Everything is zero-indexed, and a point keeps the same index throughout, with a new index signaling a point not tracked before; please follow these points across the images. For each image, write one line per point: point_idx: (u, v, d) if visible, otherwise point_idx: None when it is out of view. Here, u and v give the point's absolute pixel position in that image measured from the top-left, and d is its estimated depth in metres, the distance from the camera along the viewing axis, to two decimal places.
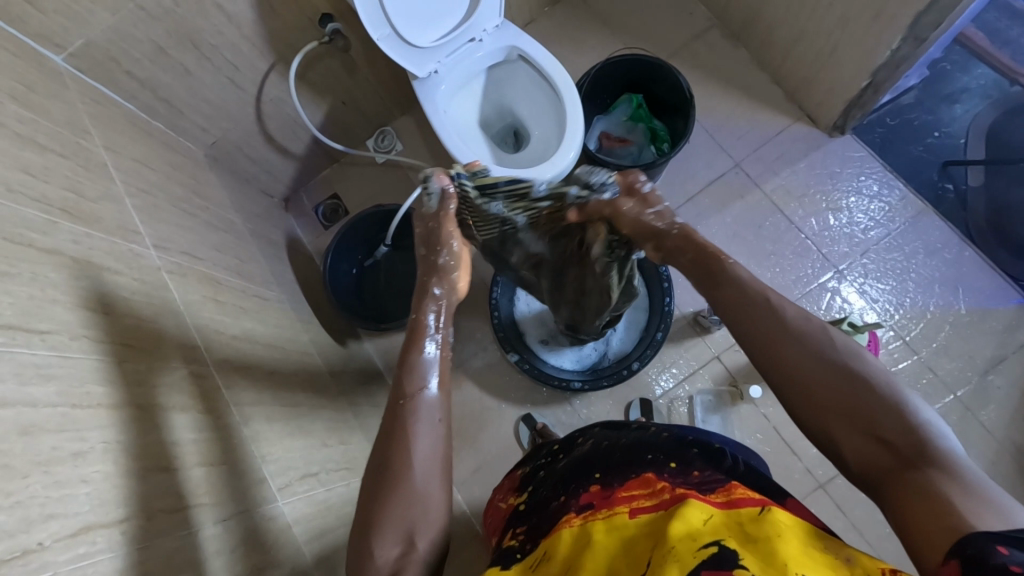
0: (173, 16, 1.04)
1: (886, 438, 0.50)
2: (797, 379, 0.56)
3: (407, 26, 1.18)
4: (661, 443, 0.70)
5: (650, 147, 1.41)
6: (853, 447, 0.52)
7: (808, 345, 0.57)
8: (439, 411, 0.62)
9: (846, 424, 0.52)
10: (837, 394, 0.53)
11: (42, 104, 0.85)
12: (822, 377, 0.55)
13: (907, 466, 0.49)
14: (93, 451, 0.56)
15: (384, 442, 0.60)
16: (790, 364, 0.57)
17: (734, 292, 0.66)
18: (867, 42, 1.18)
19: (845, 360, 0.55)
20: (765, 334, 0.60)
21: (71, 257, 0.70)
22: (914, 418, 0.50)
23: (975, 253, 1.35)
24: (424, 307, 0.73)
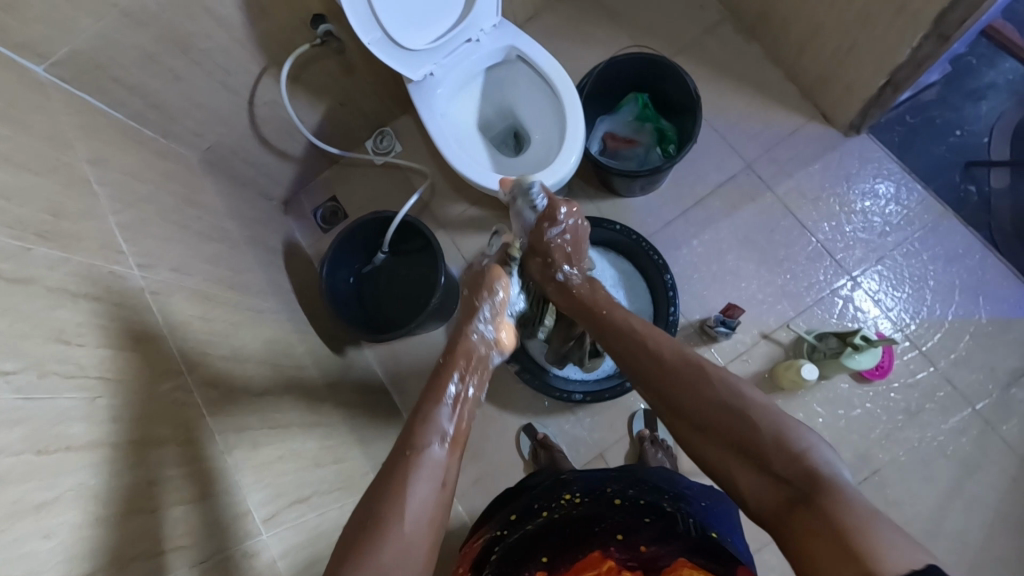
0: (160, 21, 1.01)
1: (777, 474, 0.56)
2: (686, 413, 0.66)
3: (401, 28, 1.14)
4: (613, 514, 0.71)
5: (657, 148, 1.35)
6: (751, 485, 0.58)
7: (701, 382, 0.67)
8: (441, 472, 0.64)
9: (742, 460, 0.60)
10: (728, 425, 0.62)
11: (21, 119, 0.82)
12: (707, 408, 0.65)
13: (808, 504, 0.52)
14: (59, 501, 0.55)
15: (382, 491, 0.60)
16: (690, 396, 0.67)
17: (617, 315, 0.84)
18: (889, 39, 1.11)
19: (729, 398, 0.64)
20: (648, 366, 0.74)
21: (45, 285, 0.67)
22: (799, 443, 0.57)
23: (998, 259, 1.29)
24: (453, 358, 0.79)
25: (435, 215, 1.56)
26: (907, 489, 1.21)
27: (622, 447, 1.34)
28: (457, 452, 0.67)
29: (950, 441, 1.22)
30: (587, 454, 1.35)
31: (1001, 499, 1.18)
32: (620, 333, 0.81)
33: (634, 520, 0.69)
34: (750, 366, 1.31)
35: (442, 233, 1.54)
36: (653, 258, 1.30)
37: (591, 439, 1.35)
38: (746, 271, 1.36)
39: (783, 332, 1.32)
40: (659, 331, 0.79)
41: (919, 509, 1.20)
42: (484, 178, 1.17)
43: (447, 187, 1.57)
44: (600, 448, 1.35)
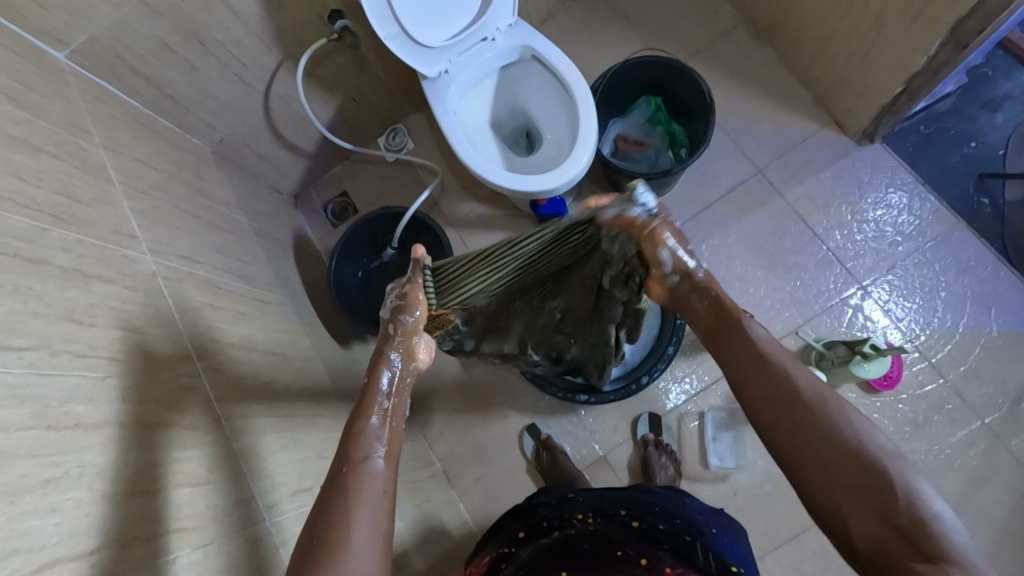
0: (178, 12, 1.02)
1: (901, 526, 0.51)
2: (810, 455, 0.57)
3: (416, 25, 1.14)
4: (629, 538, 0.75)
5: (668, 151, 1.35)
6: (864, 528, 0.53)
7: (819, 421, 0.57)
8: (384, 486, 0.62)
9: (858, 503, 0.53)
10: (856, 476, 0.54)
11: (38, 103, 0.83)
12: (837, 454, 0.55)
13: (920, 557, 0.50)
14: (66, 477, 0.55)
15: (323, 519, 0.58)
16: (802, 424, 0.58)
17: (735, 352, 0.67)
18: (904, 47, 1.10)
19: (860, 438, 0.55)
20: (761, 388, 0.62)
21: (60, 266, 0.68)
22: (927, 508, 0.51)
23: (1011, 273, 1.28)
24: (378, 370, 0.72)
25: (444, 213, 1.56)
26: None
27: (625, 451, 1.33)
28: (396, 458, 0.66)
29: (959, 453, 1.21)
30: (589, 456, 1.34)
31: (1009, 514, 1.17)
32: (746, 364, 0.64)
33: (654, 547, 0.74)
34: None
35: (450, 231, 1.55)
36: None
37: (594, 442, 1.35)
38: (754, 276, 1.36)
39: (790, 339, 1.31)
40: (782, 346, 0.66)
41: None
42: (495, 176, 1.17)
43: (457, 185, 1.57)
44: (603, 451, 1.34)
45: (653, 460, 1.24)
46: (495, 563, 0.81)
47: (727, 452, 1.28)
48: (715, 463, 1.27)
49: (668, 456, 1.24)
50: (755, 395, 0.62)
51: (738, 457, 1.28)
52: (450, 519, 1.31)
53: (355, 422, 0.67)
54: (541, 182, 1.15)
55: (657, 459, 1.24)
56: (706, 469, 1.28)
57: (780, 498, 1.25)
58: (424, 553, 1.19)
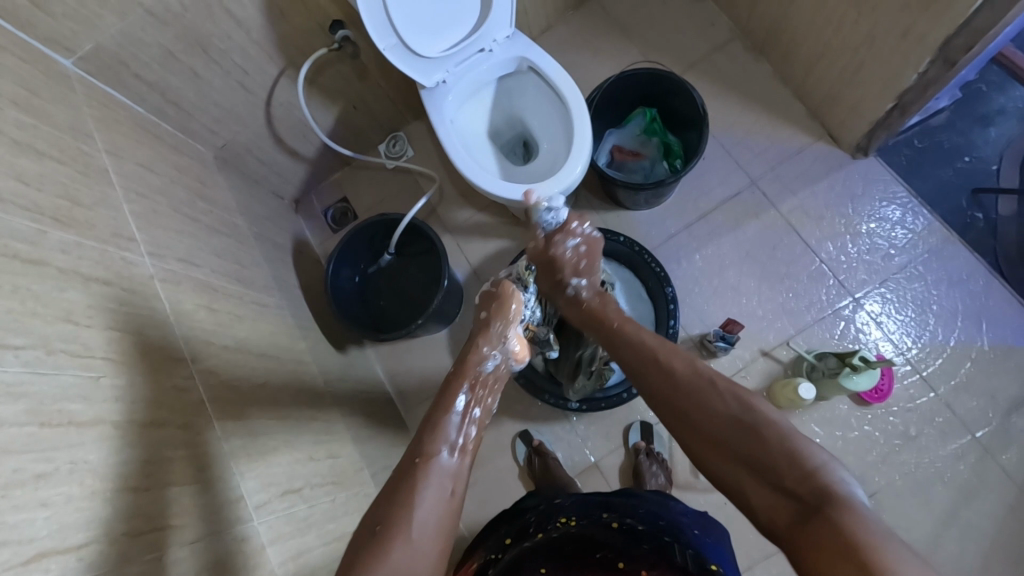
0: (182, 21, 1.04)
1: (786, 488, 0.57)
2: (706, 435, 0.65)
3: (415, 36, 1.16)
4: (609, 538, 0.74)
5: (664, 162, 1.37)
6: (763, 499, 0.59)
7: (706, 405, 0.67)
8: (451, 480, 0.67)
9: (754, 478, 0.60)
10: (750, 451, 0.61)
11: (43, 109, 0.85)
12: (730, 434, 0.63)
13: (816, 511, 0.53)
14: (57, 473, 0.57)
15: (397, 490, 0.64)
16: (698, 416, 0.67)
17: (635, 337, 0.83)
18: (894, 63, 1.12)
19: (735, 411, 0.64)
20: (662, 387, 0.73)
21: (59, 268, 0.70)
22: (812, 461, 0.57)
23: (1003, 287, 1.28)
24: (466, 371, 0.82)
25: (442, 219, 1.58)
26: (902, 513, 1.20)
27: (617, 458, 1.34)
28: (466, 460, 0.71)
29: (949, 466, 1.21)
30: (580, 464, 1.35)
31: (999, 529, 1.17)
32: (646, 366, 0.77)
33: (633, 545, 0.72)
34: (749, 383, 1.32)
35: (447, 237, 1.56)
36: (658, 274, 1.31)
37: (586, 449, 1.36)
38: (747, 287, 1.37)
39: (782, 349, 1.32)
40: (666, 339, 0.82)
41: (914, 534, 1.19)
42: (490, 185, 1.19)
43: (455, 193, 1.59)
44: (594, 458, 1.35)
45: (644, 468, 1.25)
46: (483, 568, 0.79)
47: None
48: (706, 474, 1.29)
49: (658, 464, 1.24)
50: (660, 397, 0.73)
51: None
52: None
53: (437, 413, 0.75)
54: (536, 190, 1.16)
55: (647, 467, 1.24)
56: (697, 480, 1.29)
57: None
58: None
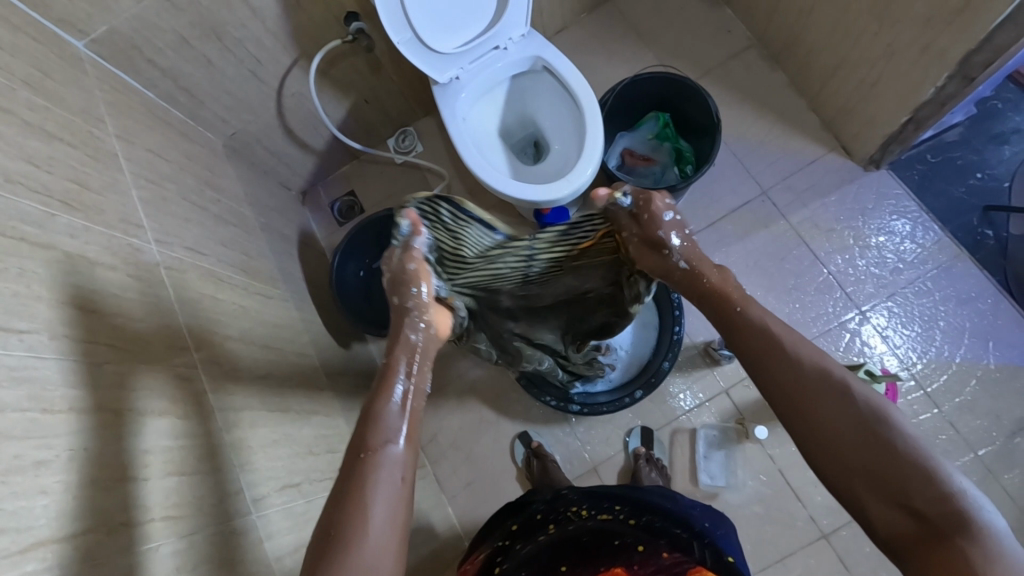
0: (197, 9, 1.04)
1: (919, 511, 0.50)
2: (832, 446, 0.54)
3: (430, 31, 1.15)
4: (625, 529, 0.74)
5: (675, 167, 1.35)
6: (883, 513, 0.52)
7: (832, 400, 0.55)
8: (403, 470, 0.58)
9: (879, 494, 0.52)
10: (874, 462, 0.52)
11: (56, 92, 0.85)
12: (849, 439, 0.53)
13: (936, 535, 0.49)
14: (57, 460, 0.56)
15: (340, 516, 0.54)
16: (816, 414, 0.56)
17: (742, 333, 0.64)
18: (912, 77, 1.11)
19: (872, 417, 0.54)
20: (781, 375, 0.59)
21: (67, 253, 0.69)
22: (949, 487, 0.50)
23: (1011, 306, 1.27)
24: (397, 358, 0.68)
25: None
26: None
27: (617, 462, 1.33)
28: (415, 445, 0.61)
29: None
30: (579, 467, 1.34)
31: None
32: (767, 354, 0.61)
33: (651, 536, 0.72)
34: (752, 393, 1.31)
35: None
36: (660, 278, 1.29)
37: (585, 452, 1.35)
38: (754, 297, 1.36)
39: None
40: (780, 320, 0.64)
41: None
42: (500, 184, 1.18)
43: (463, 190, 1.58)
44: (594, 461, 1.34)
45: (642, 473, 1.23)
46: (490, 559, 0.80)
47: (719, 472, 1.28)
48: (705, 481, 1.27)
49: (656, 471, 1.22)
50: (772, 383, 0.59)
51: (729, 476, 1.27)
52: (437, 520, 1.31)
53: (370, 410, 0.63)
54: (547, 190, 1.16)
55: (645, 473, 1.23)
56: (697, 487, 1.28)
57: (768, 520, 1.24)
58: (410, 554, 1.19)
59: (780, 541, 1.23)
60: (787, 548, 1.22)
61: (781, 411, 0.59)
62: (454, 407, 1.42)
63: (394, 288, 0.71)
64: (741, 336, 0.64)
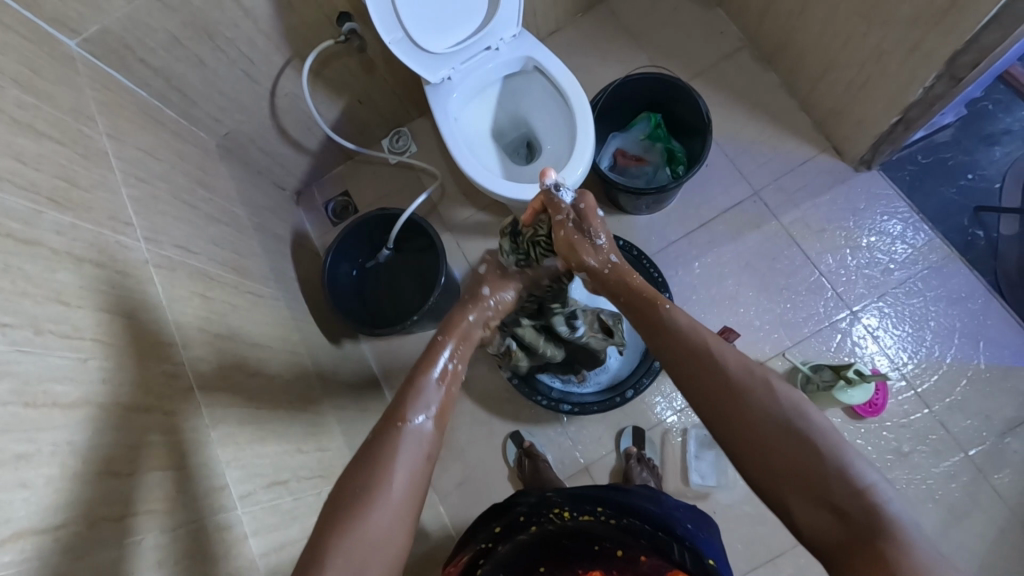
0: (189, 8, 1.04)
1: (842, 510, 0.49)
2: (758, 449, 0.54)
3: (422, 31, 1.16)
4: (606, 531, 0.75)
5: (666, 168, 1.37)
6: (809, 516, 0.51)
7: (755, 401, 0.55)
8: (427, 445, 0.59)
9: (803, 497, 0.51)
10: (797, 461, 0.52)
11: (45, 90, 0.85)
12: (774, 437, 0.53)
13: (857, 537, 0.48)
14: (39, 454, 0.56)
15: (354, 479, 0.56)
16: (740, 417, 0.55)
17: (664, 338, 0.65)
18: (901, 77, 1.11)
19: (789, 418, 0.54)
20: (705, 380, 0.59)
21: (54, 249, 0.70)
22: (864, 482, 0.50)
23: (1002, 306, 1.27)
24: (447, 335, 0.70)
25: (442, 217, 1.57)
26: None
27: (608, 462, 1.33)
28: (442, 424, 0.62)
29: (940, 485, 1.20)
30: (570, 466, 1.34)
31: (988, 550, 1.16)
32: (693, 359, 0.61)
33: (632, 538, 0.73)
34: None
35: (447, 235, 1.56)
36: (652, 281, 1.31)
37: (577, 451, 1.35)
38: (745, 298, 1.36)
39: (777, 360, 1.31)
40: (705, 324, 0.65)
41: None
42: (491, 183, 1.19)
43: (457, 191, 1.58)
44: (585, 461, 1.34)
45: (634, 472, 1.24)
46: (473, 561, 0.79)
47: (709, 471, 1.28)
48: (696, 481, 1.28)
49: (647, 471, 1.22)
50: (698, 393, 0.59)
51: (719, 476, 1.27)
52: (428, 520, 1.31)
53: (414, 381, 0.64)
54: (539, 190, 1.16)
55: (637, 473, 1.23)
56: (687, 486, 1.28)
57: (758, 519, 1.24)
58: None
59: (770, 541, 1.23)
60: (778, 547, 1.22)
61: (708, 419, 0.59)
62: None
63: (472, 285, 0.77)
64: (668, 343, 0.64)
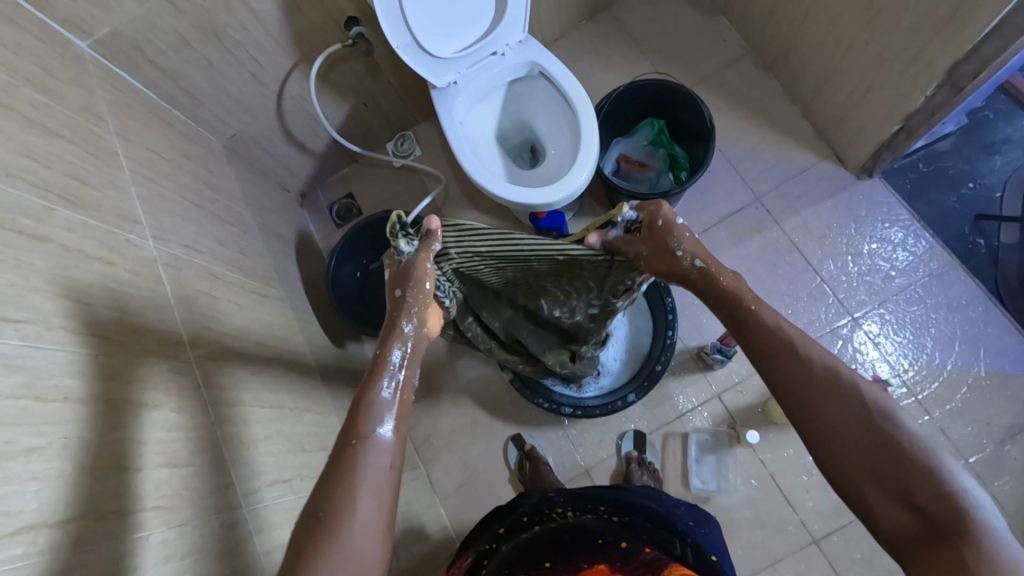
0: (199, 11, 1.05)
1: (921, 508, 0.51)
2: (839, 443, 0.56)
3: (428, 36, 1.17)
4: (607, 526, 0.75)
5: (669, 174, 1.37)
6: (888, 513, 0.53)
7: (841, 399, 0.57)
8: (389, 457, 0.60)
9: (882, 492, 0.53)
10: (879, 457, 0.53)
11: (57, 89, 0.86)
12: (855, 435, 0.55)
13: (937, 537, 0.49)
14: (49, 447, 0.57)
15: (325, 495, 0.56)
16: (821, 412, 0.57)
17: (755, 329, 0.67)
18: (902, 86, 1.13)
19: (876, 417, 0.55)
20: (791, 373, 0.61)
21: (64, 246, 0.70)
22: (949, 485, 0.51)
23: (1002, 314, 1.28)
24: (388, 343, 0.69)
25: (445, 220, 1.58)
26: None
27: (609, 466, 1.33)
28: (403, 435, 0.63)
29: None
30: (571, 469, 1.35)
31: None
32: (780, 353, 0.63)
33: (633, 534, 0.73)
34: (744, 398, 1.31)
35: None
36: (657, 287, 1.31)
37: (577, 454, 1.35)
38: None
39: None
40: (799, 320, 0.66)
41: None
42: (496, 187, 1.20)
43: (460, 194, 1.59)
44: (586, 464, 1.34)
45: (634, 477, 1.24)
46: (477, 560, 0.80)
47: (710, 476, 1.28)
48: (697, 485, 1.28)
49: (647, 475, 1.23)
50: (782, 385, 0.61)
51: (720, 481, 1.27)
52: (428, 521, 1.31)
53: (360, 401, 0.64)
54: (543, 193, 1.17)
55: (637, 477, 1.24)
56: (688, 490, 1.28)
57: (759, 524, 1.24)
58: (402, 555, 1.20)
59: (771, 546, 1.23)
60: (778, 552, 1.22)
61: (790, 410, 0.61)
62: (448, 407, 1.43)
63: (400, 281, 0.72)
64: (756, 337, 0.66)
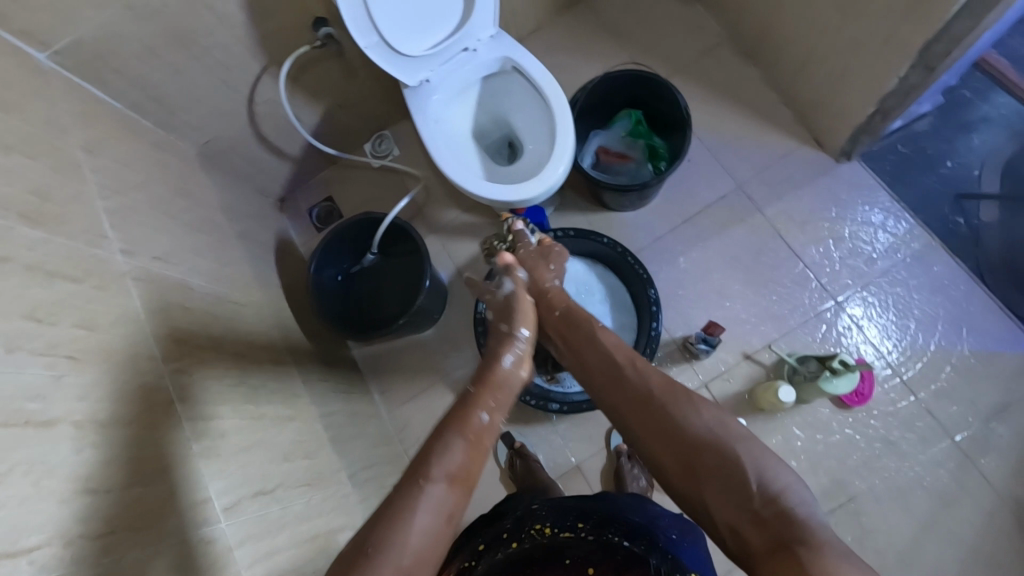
0: (162, 17, 1.03)
1: (756, 509, 0.55)
2: (686, 469, 0.61)
3: (398, 34, 1.16)
4: (582, 547, 0.74)
5: (649, 164, 1.37)
6: (728, 516, 0.57)
7: (674, 410, 0.64)
8: (448, 506, 0.60)
9: (721, 494, 0.58)
10: (714, 467, 0.59)
11: (17, 103, 0.84)
12: (693, 455, 0.61)
13: (771, 532, 0.53)
14: (15, 472, 0.56)
15: (382, 515, 0.58)
16: (663, 441, 0.64)
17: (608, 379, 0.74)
18: (876, 68, 1.12)
19: (708, 435, 0.61)
20: (638, 417, 0.67)
21: (26, 264, 0.69)
22: (776, 484, 0.56)
23: (985, 293, 1.29)
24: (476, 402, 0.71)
25: (427, 220, 1.56)
26: (881, 519, 1.20)
27: (599, 461, 1.33)
28: (467, 488, 0.63)
29: (927, 473, 1.21)
30: (562, 465, 1.34)
31: (977, 535, 1.17)
32: (627, 402, 0.69)
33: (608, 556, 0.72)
34: (731, 386, 1.32)
35: (433, 237, 1.55)
36: (644, 285, 1.33)
37: (568, 449, 1.35)
38: (730, 291, 1.37)
39: (765, 353, 1.32)
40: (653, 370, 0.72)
41: (894, 539, 1.19)
42: (473, 185, 1.19)
43: (441, 193, 1.58)
44: (577, 459, 1.34)
45: (627, 472, 1.23)
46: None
47: None
48: None
49: (639, 467, 1.23)
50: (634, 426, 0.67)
51: None
52: None
53: (451, 429, 0.66)
54: (521, 189, 1.16)
55: (630, 471, 1.23)
56: None
57: None
58: None
59: None
60: None
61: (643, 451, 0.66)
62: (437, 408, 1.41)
63: (502, 316, 0.87)
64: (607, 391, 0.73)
